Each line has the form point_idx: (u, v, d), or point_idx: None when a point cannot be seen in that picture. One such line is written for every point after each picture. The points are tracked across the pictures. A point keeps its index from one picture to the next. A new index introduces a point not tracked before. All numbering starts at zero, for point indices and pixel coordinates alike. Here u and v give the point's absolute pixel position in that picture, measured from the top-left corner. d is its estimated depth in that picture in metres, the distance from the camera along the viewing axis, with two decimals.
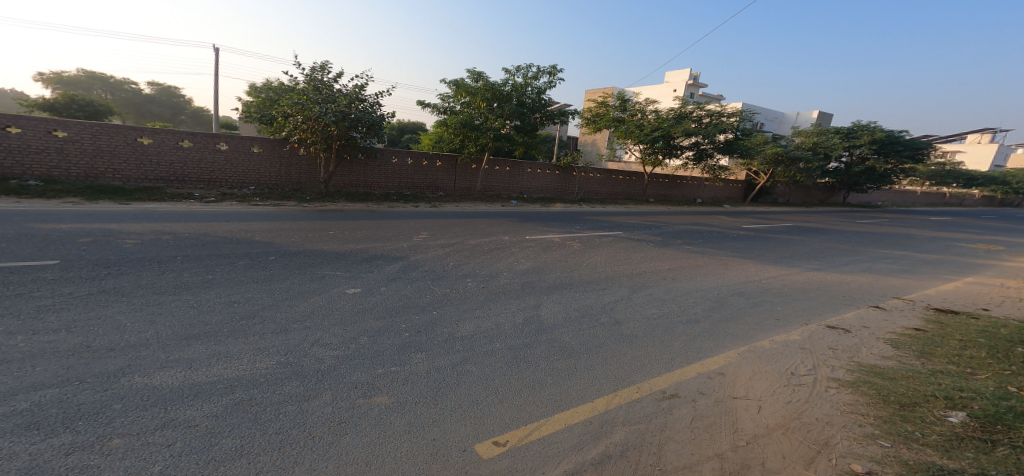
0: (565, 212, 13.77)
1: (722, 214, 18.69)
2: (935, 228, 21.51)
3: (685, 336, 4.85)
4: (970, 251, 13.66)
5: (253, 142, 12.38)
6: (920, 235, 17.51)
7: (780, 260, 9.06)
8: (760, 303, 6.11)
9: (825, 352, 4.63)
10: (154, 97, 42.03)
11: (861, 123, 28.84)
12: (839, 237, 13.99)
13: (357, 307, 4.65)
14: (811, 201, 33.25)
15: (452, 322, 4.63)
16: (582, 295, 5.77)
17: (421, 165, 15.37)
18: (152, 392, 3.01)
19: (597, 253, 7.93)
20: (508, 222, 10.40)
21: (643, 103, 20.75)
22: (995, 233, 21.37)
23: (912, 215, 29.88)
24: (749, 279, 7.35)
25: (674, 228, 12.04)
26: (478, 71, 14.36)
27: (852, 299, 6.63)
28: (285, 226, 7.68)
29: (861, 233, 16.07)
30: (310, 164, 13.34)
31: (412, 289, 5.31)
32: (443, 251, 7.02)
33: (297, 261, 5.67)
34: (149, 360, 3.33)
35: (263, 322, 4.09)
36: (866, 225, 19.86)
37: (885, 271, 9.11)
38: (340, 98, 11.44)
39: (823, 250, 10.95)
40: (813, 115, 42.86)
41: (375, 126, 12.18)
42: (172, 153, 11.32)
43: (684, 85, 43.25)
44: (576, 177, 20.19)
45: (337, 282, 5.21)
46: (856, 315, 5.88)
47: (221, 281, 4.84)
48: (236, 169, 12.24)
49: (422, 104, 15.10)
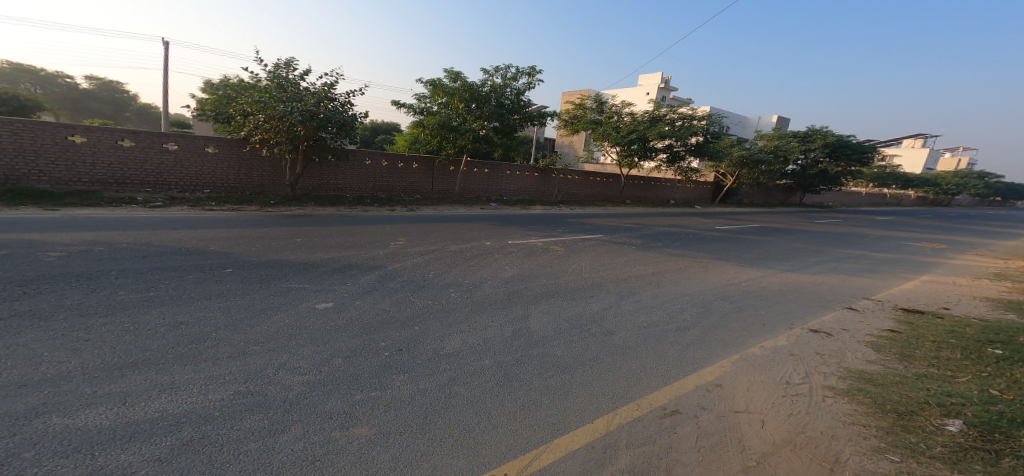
0: (546, 215, 13.64)
1: (694, 215, 19.07)
2: (884, 228, 22.76)
3: (677, 346, 4.74)
4: (920, 250, 14.42)
5: (207, 142, 11.58)
6: (873, 234, 18.41)
7: (755, 262, 9.20)
8: (744, 308, 6.11)
9: (814, 358, 4.63)
10: (93, 93, 39.20)
11: (816, 128, 30.28)
12: (802, 238, 14.48)
13: (329, 324, 4.28)
14: (771, 202, 34.61)
15: (436, 338, 4.32)
16: (569, 304, 5.57)
17: (397, 167, 14.87)
18: (73, 436, 2.57)
19: (580, 258, 7.76)
20: (486, 226, 10.12)
21: (618, 106, 20.91)
22: (935, 231, 22.87)
23: (861, 215, 31.64)
24: (730, 282, 7.37)
25: (651, 230, 12.09)
26: (456, 71, 14.02)
27: (827, 301, 6.75)
28: (243, 233, 7.11)
29: (821, 233, 16.73)
30: (271, 166, 12.61)
31: (390, 302, 4.96)
32: (421, 258, 6.67)
33: (257, 273, 5.20)
34: (73, 397, 2.88)
35: (216, 345, 3.66)
36: (823, 225, 20.74)
37: (851, 271, 9.42)
38: (307, 96, 10.81)
39: (791, 250, 11.25)
40: (772, 119, 44.73)
41: (346, 126, 11.58)
42: (110, 153, 10.39)
43: (655, 89, 44.22)
44: (556, 178, 20.13)
45: (306, 296, 4.79)
46: (834, 317, 5.97)
47: (167, 298, 4.34)
48: (187, 171, 11.38)
49: (397, 104, 14.60)
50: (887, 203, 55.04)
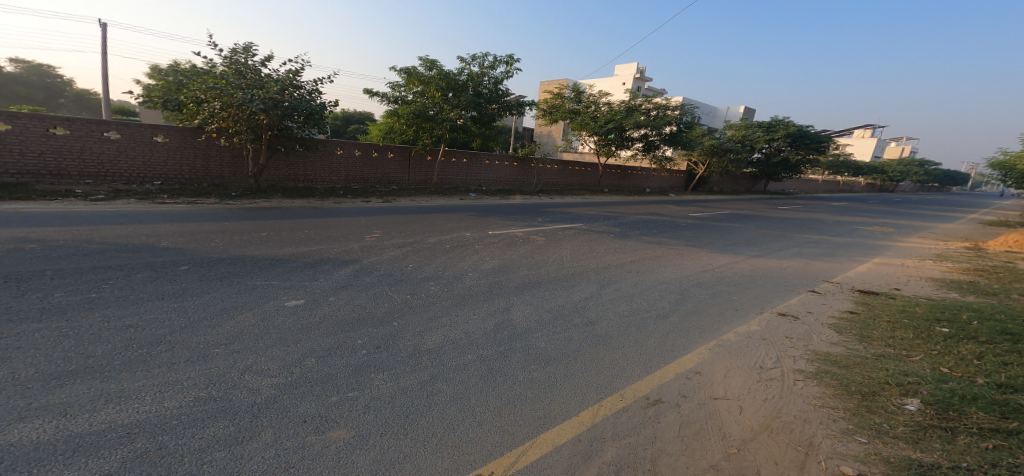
0: (526, 205, 13.59)
1: (666, 203, 19.48)
2: (840, 213, 23.88)
3: (657, 334, 4.81)
4: (874, 234, 15.20)
5: (156, 131, 10.88)
6: (830, 220, 19.28)
7: (726, 248, 9.44)
8: (719, 294, 6.25)
9: (783, 341, 4.79)
10: (20, 76, 36.09)
11: (778, 118, 31.30)
12: (767, 224, 15.01)
13: (300, 323, 4.09)
14: (737, 189, 35.77)
15: (415, 334, 4.21)
16: (550, 294, 5.56)
17: (370, 156, 14.42)
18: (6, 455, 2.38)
19: (559, 248, 7.75)
20: (463, 216, 9.98)
21: (595, 96, 20.98)
22: (885, 216, 24.19)
23: (818, 201, 33.12)
24: (704, 268, 7.54)
25: (626, 218, 12.22)
26: (432, 59, 13.65)
27: (793, 285, 7.01)
28: (201, 228, 6.73)
29: (783, 219, 17.40)
30: (231, 156, 11.99)
31: (365, 297, 4.80)
32: (398, 251, 6.50)
33: (217, 271, 4.93)
34: (3, 412, 2.68)
35: (172, 349, 3.45)
36: (784, 211, 21.57)
37: (814, 255, 9.81)
38: (268, 83, 10.25)
39: (758, 236, 11.63)
40: (739, 109, 46.01)
41: (312, 115, 11.07)
42: (42, 142, 9.61)
43: (630, 79, 44.71)
44: (535, 168, 20.07)
45: (275, 293, 4.57)
46: (799, 301, 6.21)
47: (116, 300, 4.05)
48: (133, 162, 10.68)
49: (369, 92, 14.10)
50: (841, 189, 57.92)
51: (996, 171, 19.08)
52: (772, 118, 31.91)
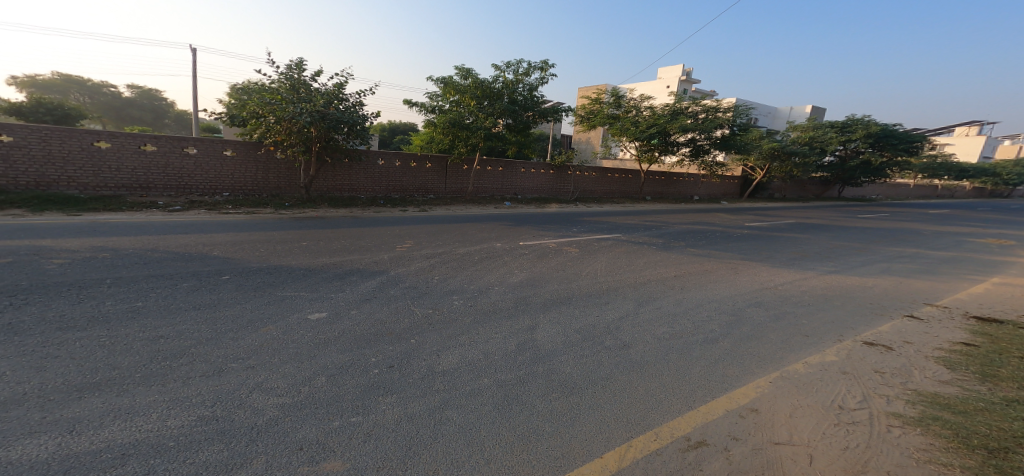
0: (563, 214, 13.12)
1: (724, 212, 18.12)
2: (938, 222, 21.00)
3: (704, 361, 4.19)
4: (983, 247, 13.05)
5: (225, 145, 11.63)
6: (927, 230, 16.93)
7: (792, 262, 8.42)
8: (782, 316, 5.42)
9: (870, 376, 3.98)
10: (133, 101, 40.92)
11: (856, 117, 28.43)
12: (846, 235, 13.40)
13: (318, 337, 3.93)
14: (806, 196, 32.80)
15: (431, 353, 3.95)
16: (582, 312, 5.08)
17: (409, 166, 14.63)
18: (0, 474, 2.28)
19: (597, 260, 7.22)
20: (501, 226, 9.70)
21: (636, 100, 20.07)
22: (996, 225, 20.93)
23: (909, 208, 29.43)
24: (764, 285, 6.67)
25: (676, 228, 11.37)
26: (466, 68, 13.63)
27: (881, 308, 5.97)
28: (252, 237, 6.93)
29: (867, 229, 15.49)
30: (287, 168, 12.60)
31: (387, 312, 4.60)
32: (428, 262, 6.31)
33: (252, 281, 4.93)
34: (18, 424, 2.63)
35: (191, 362, 3.37)
36: (868, 220, 19.29)
37: (906, 272, 8.47)
38: (316, 97, 10.66)
39: (834, 249, 10.32)
40: (808, 109, 42.37)
41: (356, 126, 11.39)
42: (133, 158, 10.53)
43: (676, 81, 42.59)
44: (571, 175, 19.49)
45: (299, 305, 4.47)
46: (892, 328, 5.22)
47: (153, 310, 4.08)
48: (207, 175, 11.46)
49: (409, 103, 14.34)
50: (935, 195, 51.59)
51: None
52: (848, 117, 29.06)
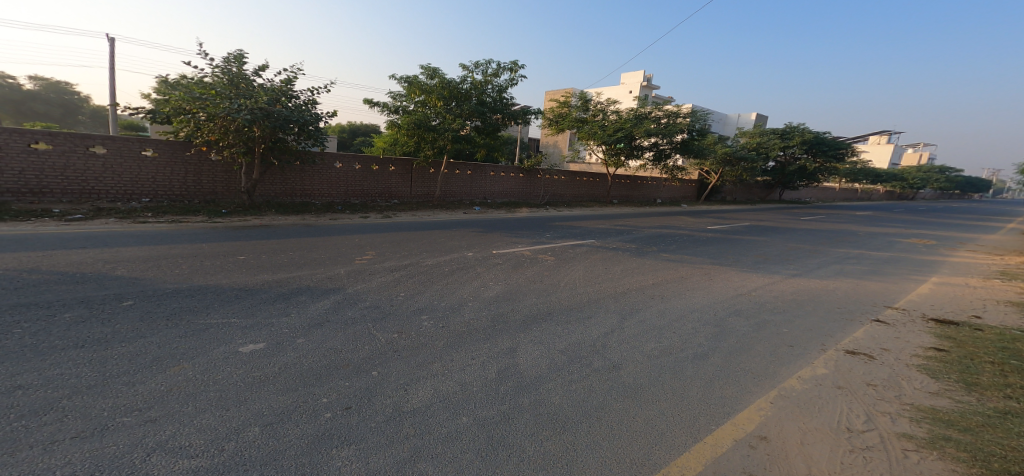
0: (528, 218, 12.74)
1: (682, 214, 18.48)
2: (868, 224, 22.54)
3: (699, 381, 3.90)
4: (915, 247, 13.97)
5: (143, 145, 10.34)
6: (862, 231, 18.03)
7: (758, 266, 8.45)
8: (764, 325, 5.26)
9: (865, 391, 3.83)
10: (38, 94, 36.53)
11: (793, 125, 30.36)
12: (795, 237, 13.94)
13: (252, 376, 3.24)
14: (753, 198, 34.54)
15: (396, 388, 3.38)
16: (564, 329, 4.66)
17: (370, 170, 13.76)
18: None
19: (573, 269, 6.86)
20: (466, 233, 9.16)
21: (602, 104, 20.21)
22: (917, 226, 22.78)
23: (840, 211, 31.62)
24: (739, 292, 6.55)
25: (643, 232, 11.28)
26: (433, 68, 12.99)
27: (850, 313, 5.98)
28: (175, 251, 5.99)
29: (812, 231, 16.25)
30: (224, 170, 11.41)
31: (341, 339, 3.95)
32: (391, 276, 5.68)
33: (168, 307, 4.11)
34: None
35: (61, 419, 2.51)
36: (809, 222, 20.37)
37: (859, 274, 8.74)
38: (259, 93, 9.63)
39: (791, 252, 10.60)
40: (753, 116, 44.73)
41: (305, 125, 10.35)
42: (22, 158, 9.05)
43: (637, 87, 43.76)
44: (541, 178, 19.24)
45: (228, 336, 3.73)
46: (866, 334, 5.19)
47: (18, 350, 3.19)
48: (119, 178, 10.11)
49: (369, 103, 13.47)
50: (858, 198, 56.26)
51: None
52: (787, 125, 30.87)
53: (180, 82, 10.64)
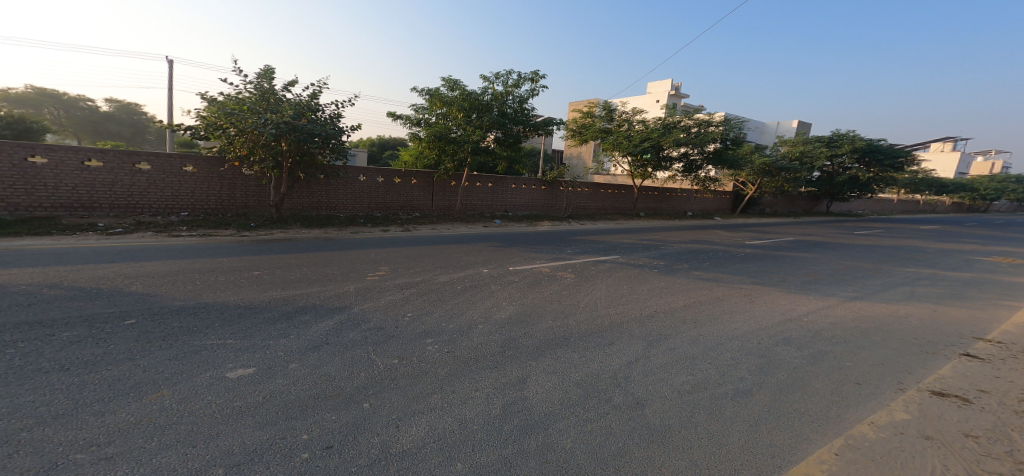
0: (555, 233, 12.29)
1: (721, 228, 17.47)
2: (934, 239, 20.57)
3: (741, 424, 3.31)
4: (992, 266, 12.46)
5: (185, 161, 10.70)
6: (929, 247, 16.38)
7: (809, 287, 7.60)
8: (820, 357, 4.55)
9: (964, 443, 3.19)
10: (111, 115, 39.55)
11: (841, 132, 28.53)
12: (849, 253, 12.77)
13: (232, 406, 2.96)
14: (798, 211, 32.56)
15: (387, 424, 3.01)
16: (581, 358, 4.17)
17: (393, 183, 13.77)
18: None
19: (598, 288, 6.35)
20: (488, 247, 8.82)
21: (628, 113, 19.57)
22: (993, 242, 20.57)
23: (899, 224, 29.23)
24: (786, 316, 5.83)
25: (677, 248, 10.57)
26: (454, 79, 12.91)
27: (925, 344, 5.15)
28: (193, 266, 5.94)
29: (869, 247, 14.89)
30: (256, 184, 11.66)
31: (336, 365, 3.64)
32: (401, 293, 5.39)
33: (167, 326, 3.93)
34: None
35: (9, 460, 2.32)
36: (865, 237, 18.78)
37: (929, 297, 7.72)
38: (285, 107, 9.74)
39: (846, 271, 9.60)
40: (796, 124, 42.47)
41: (329, 139, 10.41)
42: (74, 175, 9.50)
43: (665, 95, 42.58)
44: (564, 191, 18.74)
45: (217, 358, 3.50)
46: (952, 371, 4.42)
47: (1, 373, 3.05)
48: (161, 193, 10.48)
49: (392, 115, 13.51)
50: (918, 209, 52.24)
51: None
52: (834, 132, 29.02)
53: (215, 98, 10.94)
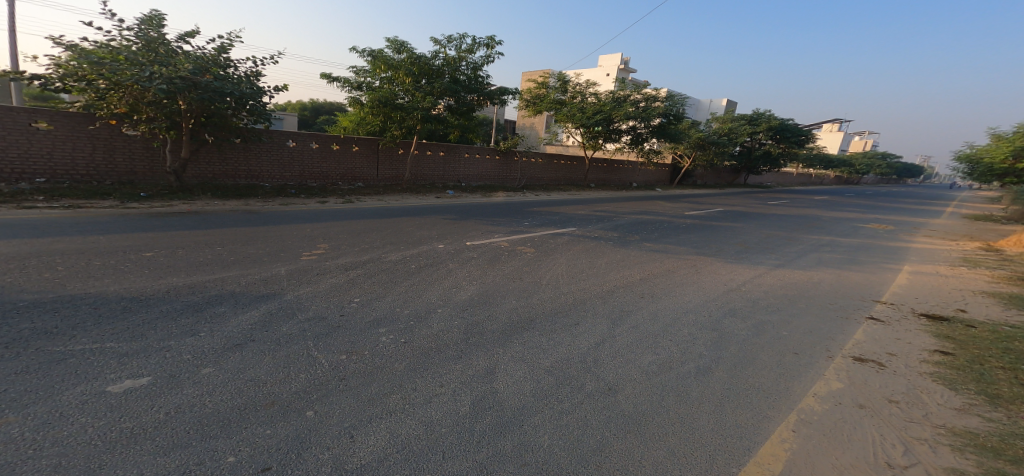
0: (499, 203, 11.96)
1: (657, 199, 18.16)
2: (831, 208, 22.97)
3: (707, 405, 3.33)
4: (881, 233, 14.08)
5: (33, 116, 8.86)
6: (827, 216, 18.20)
7: (742, 257, 8.03)
8: (763, 328, 4.76)
9: (890, 410, 3.40)
10: None
11: (759, 111, 30.72)
12: (768, 223, 13.80)
13: (121, 429, 2.43)
14: (721, 182, 34.94)
15: (338, 435, 2.61)
16: (545, 343, 3.99)
17: (329, 149, 12.56)
18: None
19: (553, 262, 6.20)
20: (435, 220, 8.32)
21: (581, 85, 19.44)
22: (876, 211, 23.40)
23: (802, 195, 32.37)
24: (729, 287, 6.08)
25: (621, 219, 10.75)
26: (401, 41, 11.84)
27: (844, 310, 5.60)
28: (57, 248, 4.92)
29: (782, 217, 16.22)
30: (144, 147, 10.02)
31: (265, 367, 3.13)
32: (347, 275, 4.83)
33: (13, 329, 3.17)
34: None
35: None
36: (775, 207, 20.48)
37: (838, 263, 8.49)
38: (180, 60, 8.23)
39: (769, 240, 10.33)
40: (723, 102, 44.99)
41: (244, 99, 9.05)
42: None
43: (614, 70, 43.18)
44: (518, 161, 18.42)
45: (92, 368, 2.87)
46: (869, 336, 4.81)
47: None
48: (4, 154, 8.60)
49: (327, 77, 12.14)
50: (813, 182, 58.49)
51: (960, 174, 18.43)
52: (753, 111, 31.15)
53: (74, 46, 8.92)
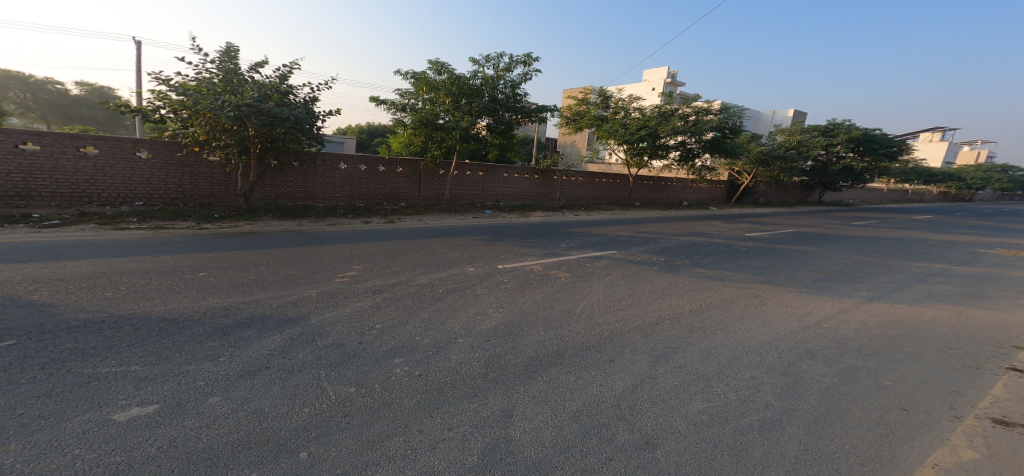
0: (548, 224, 11.58)
1: (717, 219, 16.89)
2: (934, 229, 20.13)
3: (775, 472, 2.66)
4: (1002, 260, 11.95)
5: (137, 145, 9.90)
6: (932, 239, 15.86)
7: (821, 286, 6.99)
8: (854, 375, 3.91)
9: None
10: (83, 99, 37.81)
11: (835, 121, 28.18)
12: (852, 246, 12.23)
13: (109, 464, 2.27)
14: (792, 200, 32.18)
15: None
16: (578, 384, 3.49)
17: (377, 171, 12.96)
18: None
19: (594, 289, 5.69)
20: (474, 241, 8.10)
21: (625, 100, 18.82)
22: (993, 232, 20.17)
23: (894, 214, 28.89)
24: (805, 323, 5.20)
25: (673, 242, 9.95)
26: (441, 62, 12.06)
27: (967, 356, 4.52)
28: (123, 267, 5.18)
29: (872, 239, 14.36)
30: (221, 172, 10.85)
31: (272, 399, 2.93)
32: (371, 299, 4.66)
33: (55, 349, 3.20)
34: None
35: None
36: (864, 228, 18.29)
37: (951, 297, 7.13)
38: (246, 88, 8.87)
39: (856, 267, 9.01)
40: (792, 113, 41.81)
41: (301, 123, 9.47)
42: (8, 159, 8.60)
43: (663, 84, 41.62)
44: (558, 180, 18.02)
45: (109, 393, 2.79)
46: (1009, 392, 3.78)
47: None
48: (111, 180, 9.62)
49: (375, 101, 12.57)
50: (907, 199, 52.28)
51: None
52: (828, 121, 28.61)
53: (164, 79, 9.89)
